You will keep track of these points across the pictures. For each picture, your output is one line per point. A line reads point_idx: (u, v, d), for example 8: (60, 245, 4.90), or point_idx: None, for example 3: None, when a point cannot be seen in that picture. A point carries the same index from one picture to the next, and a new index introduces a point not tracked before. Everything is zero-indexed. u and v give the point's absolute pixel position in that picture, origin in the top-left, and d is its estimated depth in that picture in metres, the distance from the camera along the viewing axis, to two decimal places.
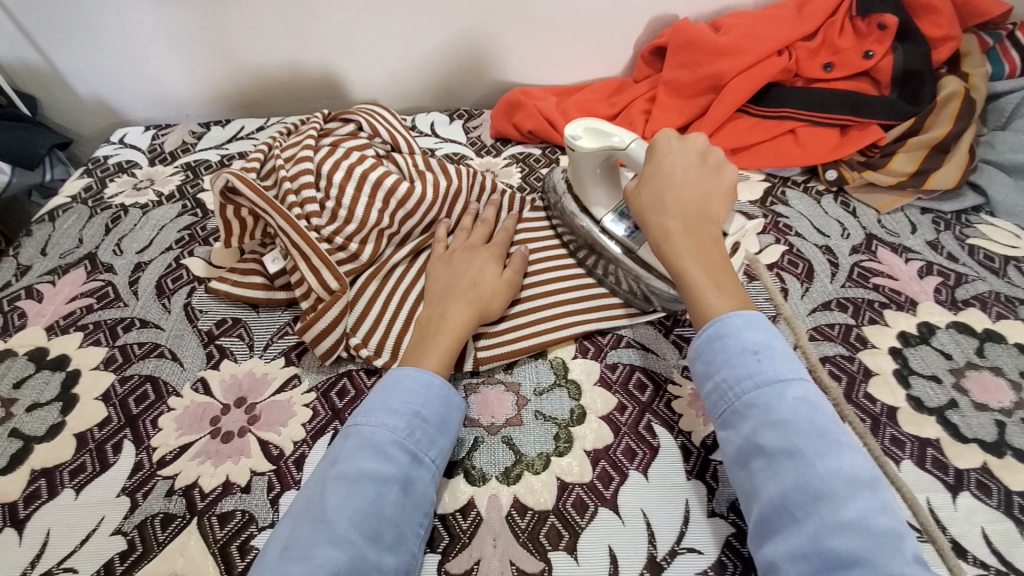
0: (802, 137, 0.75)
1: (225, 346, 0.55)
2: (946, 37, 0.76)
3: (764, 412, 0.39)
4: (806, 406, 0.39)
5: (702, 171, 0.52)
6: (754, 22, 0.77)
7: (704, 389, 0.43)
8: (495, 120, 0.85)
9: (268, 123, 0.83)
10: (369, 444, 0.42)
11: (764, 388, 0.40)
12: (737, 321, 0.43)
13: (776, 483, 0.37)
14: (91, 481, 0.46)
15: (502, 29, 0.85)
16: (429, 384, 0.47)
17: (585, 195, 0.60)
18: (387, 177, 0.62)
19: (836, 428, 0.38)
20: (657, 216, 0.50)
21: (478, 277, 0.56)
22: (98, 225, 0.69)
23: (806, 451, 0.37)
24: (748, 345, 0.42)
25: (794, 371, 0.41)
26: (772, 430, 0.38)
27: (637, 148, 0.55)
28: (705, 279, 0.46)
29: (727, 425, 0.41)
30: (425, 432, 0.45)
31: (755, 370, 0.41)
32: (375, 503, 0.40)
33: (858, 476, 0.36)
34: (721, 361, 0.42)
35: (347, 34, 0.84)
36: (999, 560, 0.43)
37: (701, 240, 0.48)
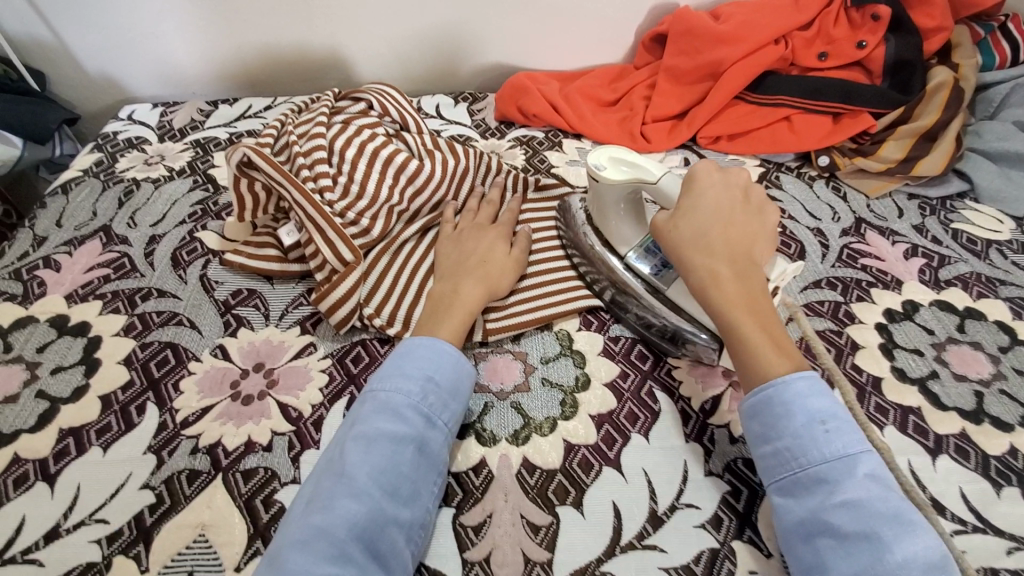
0: (797, 124, 0.78)
1: (242, 315, 0.57)
2: (937, 29, 0.79)
3: (833, 490, 0.39)
4: (877, 485, 0.39)
5: (743, 210, 0.52)
6: (753, 11, 0.79)
7: (760, 453, 0.44)
8: (499, 103, 0.86)
9: (276, 102, 0.84)
10: (386, 407, 0.45)
11: (830, 462, 0.40)
12: (801, 384, 0.43)
13: (849, 563, 0.37)
14: (118, 439, 0.48)
15: (507, 12, 0.86)
16: (441, 351, 0.49)
17: (609, 229, 0.58)
18: (398, 154, 0.64)
19: (908, 508, 0.38)
20: (704, 262, 0.48)
21: (485, 254, 0.58)
22: (111, 200, 0.70)
23: (883, 536, 0.37)
24: (811, 413, 0.42)
25: (860, 444, 0.41)
26: (843, 509, 0.38)
27: (668, 182, 0.54)
28: (761, 334, 0.46)
29: (788, 494, 0.41)
30: (439, 396, 0.47)
31: (823, 444, 0.41)
32: (391, 461, 0.42)
33: (934, 564, 0.36)
34: (784, 428, 0.42)
35: (354, 14, 0.85)
36: (973, 515, 0.46)
37: (752, 285, 0.48)
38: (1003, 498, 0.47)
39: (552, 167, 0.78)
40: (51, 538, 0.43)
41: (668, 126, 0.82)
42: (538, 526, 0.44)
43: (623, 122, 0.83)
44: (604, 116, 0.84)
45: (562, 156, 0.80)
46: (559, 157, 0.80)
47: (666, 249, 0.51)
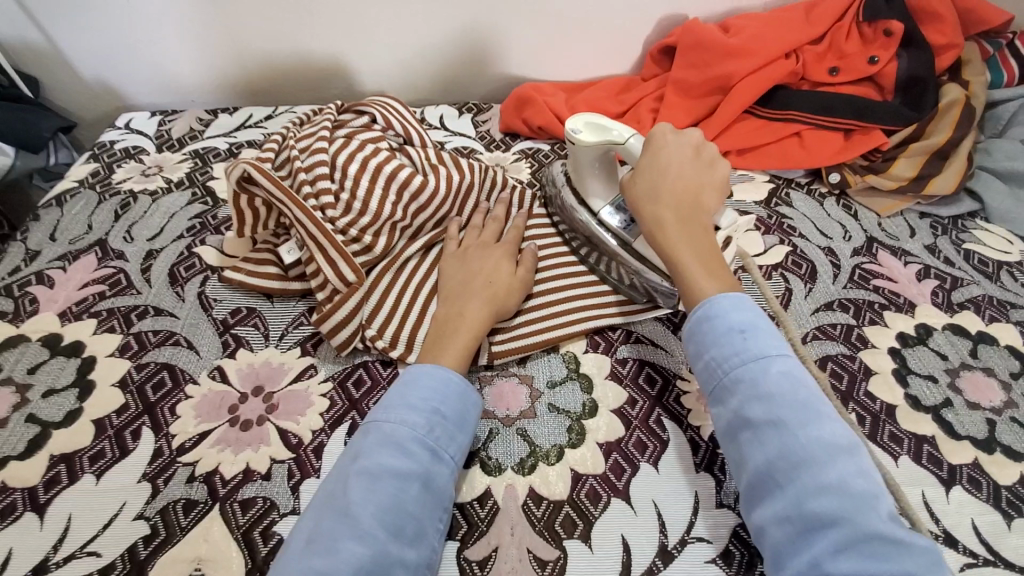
0: (808, 140, 0.76)
1: (241, 335, 0.56)
2: (947, 46, 0.78)
3: (750, 387, 0.42)
4: (789, 379, 0.41)
5: (694, 160, 0.54)
6: (764, 25, 0.78)
7: (695, 368, 0.46)
8: (504, 114, 0.85)
9: (277, 112, 0.83)
10: (390, 440, 0.43)
11: (750, 363, 0.43)
12: (724, 302, 0.46)
13: (761, 452, 0.40)
14: (112, 466, 0.47)
15: (511, 22, 0.85)
16: (448, 381, 0.47)
17: (583, 188, 0.62)
18: (400, 170, 0.62)
19: (817, 398, 0.41)
20: (651, 207, 0.52)
21: (489, 273, 0.57)
22: (107, 212, 0.69)
23: (790, 423, 0.39)
24: (735, 324, 0.45)
25: (779, 349, 0.43)
26: (758, 403, 0.41)
27: (635, 143, 0.57)
28: (696, 266, 0.49)
29: (717, 401, 0.44)
30: (444, 429, 0.45)
31: (742, 348, 0.43)
32: (396, 498, 0.41)
33: (835, 445, 0.38)
34: (711, 341, 0.45)
35: (357, 23, 0.83)
36: (986, 549, 0.45)
37: (692, 228, 0.51)
38: (1015, 531, 0.46)
39: None
40: (40, 572, 0.41)
41: None
42: (544, 561, 0.43)
43: None
44: None
45: None
46: None
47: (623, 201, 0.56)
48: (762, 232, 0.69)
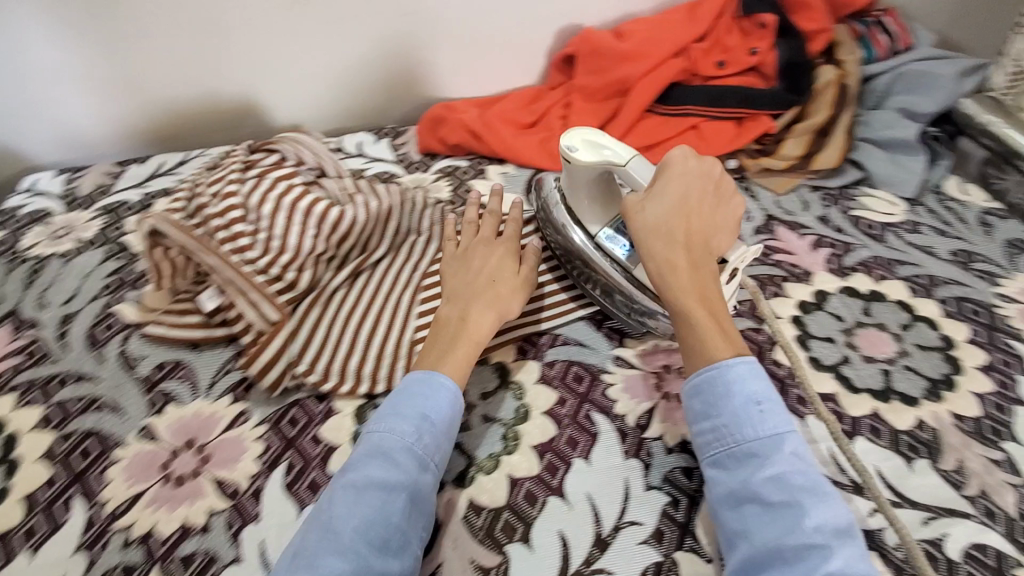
0: (704, 131, 0.82)
1: (169, 390, 0.56)
2: (819, 30, 0.85)
3: (764, 464, 0.43)
4: (801, 461, 0.43)
5: (708, 201, 0.55)
6: (651, 28, 0.84)
7: (698, 425, 0.46)
8: (420, 136, 0.87)
9: (190, 157, 0.82)
10: (379, 450, 0.45)
11: (762, 439, 0.44)
12: (743, 368, 0.46)
13: (771, 529, 0.40)
14: (47, 539, 0.46)
15: (417, 45, 0.87)
16: (441, 388, 0.49)
17: (578, 208, 0.59)
18: (318, 204, 0.63)
19: (823, 480, 0.42)
20: (665, 248, 0.51)
21: (491, 273, 0.57)
22: (17, 281, 0.67)
23: (804, 504, 0.41)
24: (749, 395, 0.45)
25: (789, 424, 0.45)
26: (773, 483, 0.42)
27: (636, 166, 0.56)
28: (710, 319, 0.49)
29: (722, 466, 0.44)
30: (433, 436, 0.47)
31: (757, 423, 0.44)
32: (381, 510, 0.42)
33: (839, 528, 0.40)
34: (724, 407, 0.45)
35: (264, 61, 0.84)
36: (891, 491, 0.49)
37: (704, 276, 0.51)
38: (914, 471, 0.50)
39: (477, 196, 0.79)
40: None
41: None
42: (487, 568, 0.45)
43: (543, 143, 0.84)
44: (525, 138, 0.84)
45: (487, 184, 0.81)
46: (484, 185, 0.81)
47: (631, 229, 0.53)
48: None
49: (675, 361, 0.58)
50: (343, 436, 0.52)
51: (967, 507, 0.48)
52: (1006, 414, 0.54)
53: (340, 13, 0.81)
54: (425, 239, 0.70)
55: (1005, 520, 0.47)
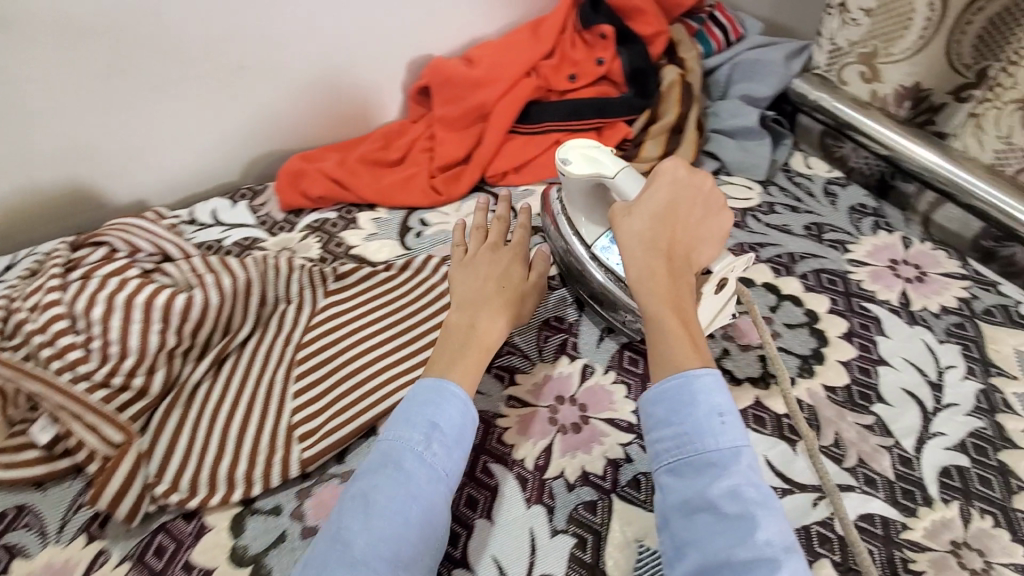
0: (568, 145, 0.83)
1: (13, 543, 0.49)
2: (657, 33, 0.88)
3: (722, 474, 0.42)
4: (755, 474, 0.42)
5: (693, 214, 0.54)
6: (499, 50, 0.85)
7: (657, 432, 0.45)
8: (281, 194, 0.81)
9: (15, 260, 0.72)
10: (390, 459, 0.45)
11: (721, 450, 0.43)
12: (709, 379, 0.45)
13: (721, 540, 0.39)
14: None
15: (262, 98, 0.82)
16: (453, 397, 0.48)
17: (578, 218, 0.62)
18: (159, 295, 0.57)
19: (771, 493, 0.42)
20: (643, 255, 0.51)
21: (500, 277, 0.59)
22: None
23: (757, 516, 0.40)
24: (712, 406, 0.44)
25: (747, 438, 0.44)
26: (729, 495, 0.41)
27: (624, 179, 0.57)
28: (679, 327, 0.48)
29: (679, 474, 0.43)
30: (443, 446, 0.46)
31: (718, 432, 0.43)
32: (394, 523, 0.41)
33: (786, 542, 0.40)
34: (686, 414, 0.44)
35: (83, 137, 0.74)
36: (781, 479, 0.50)
37: (682, 287, 0.51)
38: (800, 454, 0.52)
39: (350, 248, 0.75)
40: None
41: (456, 173, 0.82)
42: None
43: (411, 179, 0.82)
44: (391, 178, 0.82)
45: (358, 233, 0.77)
46: (356, 235, 0.77)
47: (617, 231, 0.54)
48: None
49: (568, 390, 0.57)
50: (219, 555, 0.48)
51: (849, 478, 0.50)
52: (870, 377, 0.57)
53: (164, 77, 0.74)
54: (296, 308, 0.65)
55: (884, 484, 0.50)
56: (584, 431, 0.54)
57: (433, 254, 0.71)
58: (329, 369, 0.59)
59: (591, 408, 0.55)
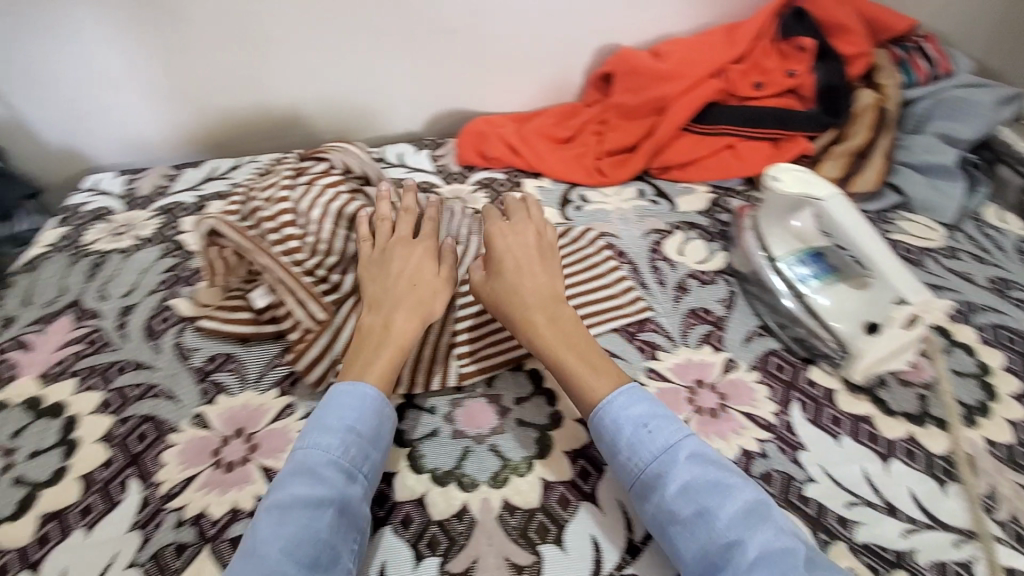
0: (740, 151, 0.83)
1: (220, 381, 0.59)
2: (858, 54, 0.86)
3: (667, 482, 0.45)
4: (698, 463, 0.45)
5: (542, 262, 0.60)
6: (689, 50, 0.86)
7: (609, 462, 0.49)
8: (460, 149, 0.89)
9: (241, 163, 0.87)
10: (303, 467, 0.45)
11: (660, 458, 0.46)
12: (622, 398, 0.49)
13: (694, 543, 0.43)
14: (103, 517, 0.49)
15: (461, 61, 0.89)
16: (363, 399, 0.49)
17: (766, 233, 0.66)
18: (361, 210, 0.65)
19: (724, 472, 0.45)
20: (521, 309, 0.56)
21: (422, 281, 0.58)
22: (80, 273, 0.71)
23: (711, 506, 0.43)
24: (635, 419, 0.48)
25: (681, 431, 0.47)
26: (679, 496, 0.44)
27: (832, 205, 0.59)
28: (580, 363, 0.52)
29: (641, 497, 0.46)
30: (359, 446, 0.47)
31: (649, 444, 0.47)
32: (309, 526, 0.42)
33: (751, 511, 0.43)
34: (618, 441, 0.48)
35: (312, 72, 0.86)
36: (924, 514, 0.49)
37: (565, 325, 0.55)
38: (949, 495, 0.50)
39: None
40: None
41: (622, 158, 0.85)
42: (521, 567, 0.45)
43: (579, 157, 0.86)
44: (561, 153, 0.87)
45: (523, 197, 0.83)
46: (521, 198, 0.83)
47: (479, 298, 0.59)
48: (707, 241, 0.74)
49: (709, 376, 0.58)
50: None
51: (995, 530, 0.48)
52: None
53: (388, 30, 0.84)
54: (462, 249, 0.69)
55: None
56: (722, 419, 0.55)
57: (590, 228, 0.75)
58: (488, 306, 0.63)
59: (732, 399, 0.57)
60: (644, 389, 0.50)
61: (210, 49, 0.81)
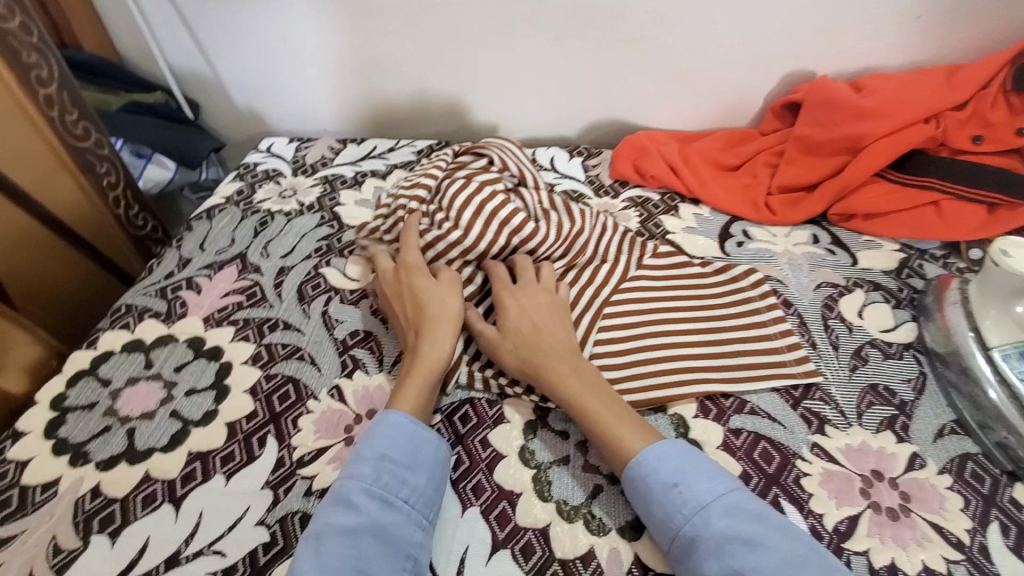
0: (945, 210, 0.70)
1: (358, 357, 0.59)
2: None
3: (701, 545, 0.40)
4: (732, 521, 0.40)
5: (549, 307, 0.57)
6: (900, 88, 0.73)
7: (649, 530, 0.45)
8: (616, 161, 0.85)
9: (399, 146, 0.89)
10: (338, 497, 0.44)
11: (693, 519, 0.42)
12: (647, 458, 0.45)
13: None
14: (241, 469, 0.50)
15: (632, 72, 0.85)
16: (393, 424, 0.48)
17: (979, 311, 0.56)
18: (515, 215, 0.62)
19: (764, 531, 0.39)
20: (544, 364, 0.52)
21: (435, 307, 0.55)
22: (248, 228, 0.76)
23: (745, 573, 0.37)
24: (665, 476, 0.44)
25: (716, 487, 0.43)
26: (713, 562, 0.39)
27: None
28: (615, 419, 0.48)
29: (681, 563, 0.42)
30: (393, 473, 0.45)
31: (680, 503, 0.43)
32: (345, 555, 0.40)
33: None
34: (649, 500, 0.44)
35: (482, 66, 0.87)
36: None
37: (587, 377, 0.52)
38: None
39: (667, 233, 0.75)
40: (171, 564, 0.45)
41: (796, 197, 0.77)
42: None
43: (746, 188, 0.80)
44: (725, 182, 0.80)
45: (678, 222, 0.77)
46: (675, 222, 0.77)
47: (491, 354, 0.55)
48: (892, 306, 0.64)
49: (888, 468, 0.50)
50: (511, 448, 0.51)
51: None
52: None
53: (565, 31, 0.81)
54: (609, 266, 0.67)
55: None
56: (902, 523, 0.47)
57: (754, 269, 0.68)
58: (632, 334, 0.60)
59: (916, 502, 0.48)
60: (677, 443, 0.46)
61: (395, 32, 0.84)
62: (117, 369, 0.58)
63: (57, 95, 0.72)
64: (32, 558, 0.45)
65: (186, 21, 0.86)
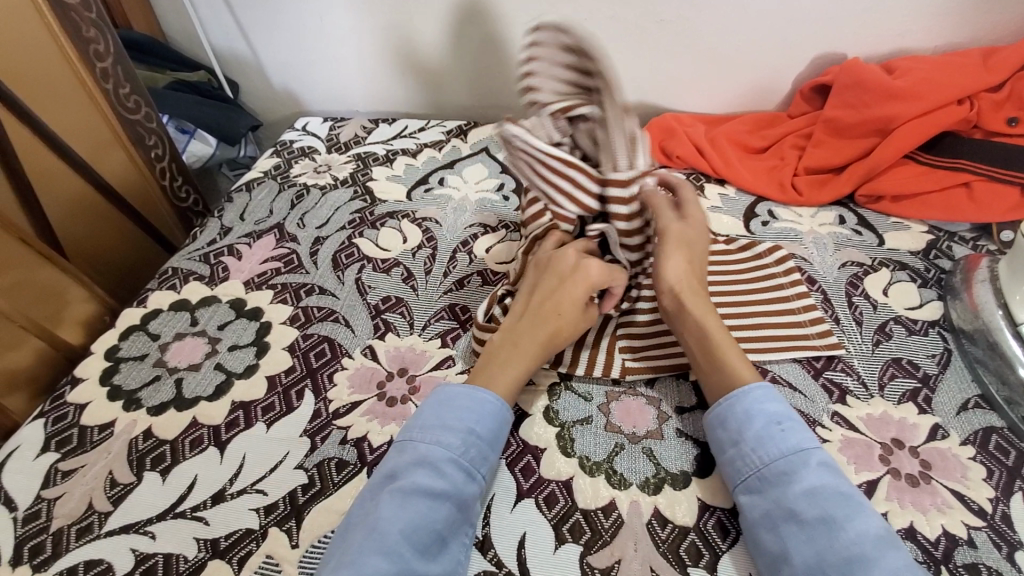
0: (978, 192, 0.70)
1: (390, 320, 0.62)
2: None
3: (793, 480, 0.42)
4: (828, 471, 0.42)
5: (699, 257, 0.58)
6: (934, 68, 0.71)
7: (725, 454, 0.46)
8: None
9: (430, 125, 0.92)
10: (424, 460, 0.45)
11: (789, 457, 0.44)
12: (758, 391, 0.47)
13: (809, 547, 0.39)
14: (281, 418, 0.53)
15: (660, 54, 0.86)
16: (484, 402, 0.49)
17: (1009, 288, 0.56)
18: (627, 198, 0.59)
19: (858, 491, 0.42)
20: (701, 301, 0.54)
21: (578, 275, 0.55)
22: (285, 200, 0.79)
23: (838, 516, 0.40)
24: (769, 415, 0.46)
25: (813, 439, 0.45)
26: (805, 497, 0.41)
27: None
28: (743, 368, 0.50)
29: (755, 491, 0.44)
30: (479, 449, 0.47)
31: (781, 439, 0.44)
32: (426, 517, 0.42)
33: (884, 537, 0.39)
34: (746, 431, 0.46)
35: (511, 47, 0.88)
36: None
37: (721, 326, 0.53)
38: None
39: None
40: (218, 500, 0.48)
41: (823, 179, 0.77)
42: None
43: (772, 171, 0.80)
44: (751, 164, 0.81)
45: (703, 202, 0.78)
46: (700, 201, 0.78)
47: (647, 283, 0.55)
48: (919, 285, 0.64)
49: (909, 438, 0.51)
50: (536, 408, 0.53)
51: None
52: None
53: (594, 12, 0.82)
54: None
55: None
56: (922, 489, 0.48)
57: (779, 247, 0.68)
58: None
59: (937, 470, 0.49)
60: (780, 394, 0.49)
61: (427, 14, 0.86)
62: (166, 325, 0.62)
63: (112, 68, 0.77)
64: (91, 489, 0.49)
65: (228, 3, 0.90)
